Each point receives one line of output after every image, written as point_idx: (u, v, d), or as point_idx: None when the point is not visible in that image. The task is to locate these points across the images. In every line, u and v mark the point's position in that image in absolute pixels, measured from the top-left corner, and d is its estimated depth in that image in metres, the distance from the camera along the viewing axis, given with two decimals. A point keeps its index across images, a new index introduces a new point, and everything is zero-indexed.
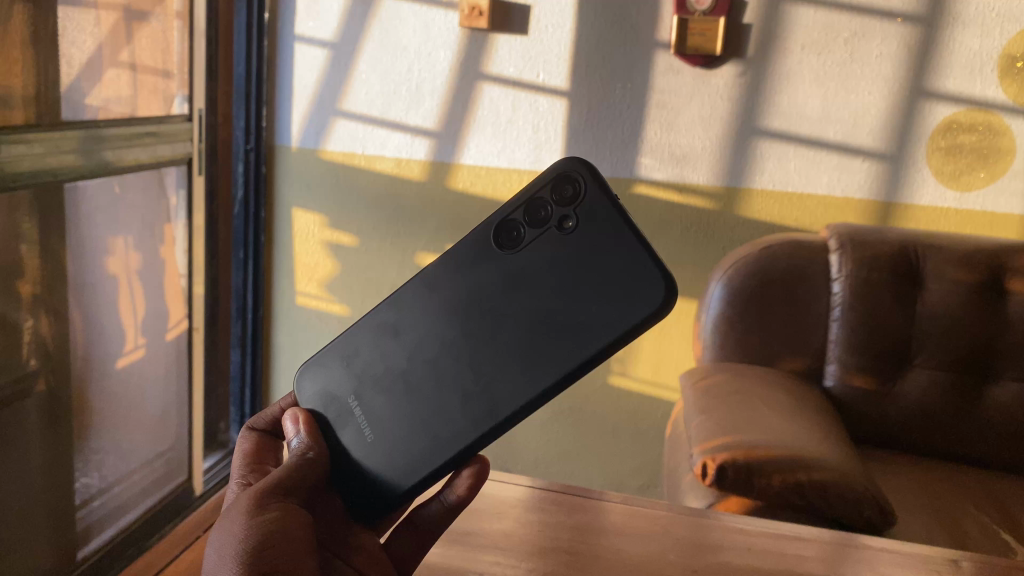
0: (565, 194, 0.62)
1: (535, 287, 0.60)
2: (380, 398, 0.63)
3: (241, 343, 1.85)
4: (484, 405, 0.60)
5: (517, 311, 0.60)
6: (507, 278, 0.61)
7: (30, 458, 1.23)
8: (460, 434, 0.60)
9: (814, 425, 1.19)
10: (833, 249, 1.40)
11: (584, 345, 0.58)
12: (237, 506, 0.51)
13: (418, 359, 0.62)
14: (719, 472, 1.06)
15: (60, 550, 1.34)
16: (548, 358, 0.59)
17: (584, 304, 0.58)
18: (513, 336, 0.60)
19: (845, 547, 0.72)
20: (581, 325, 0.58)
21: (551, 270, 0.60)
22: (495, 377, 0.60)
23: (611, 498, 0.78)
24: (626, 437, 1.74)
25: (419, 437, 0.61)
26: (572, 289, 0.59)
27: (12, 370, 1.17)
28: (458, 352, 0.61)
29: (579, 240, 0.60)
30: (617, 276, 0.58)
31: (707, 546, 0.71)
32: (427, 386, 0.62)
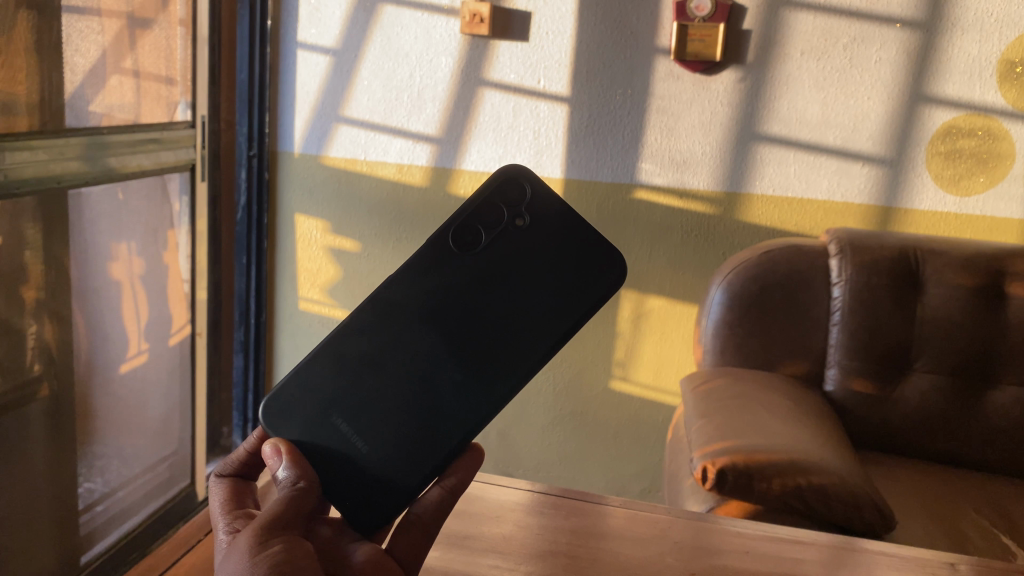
0: (511, 197, 0.65)
1: (507, 282, 0.61)
2: (365, 408, 0.59)
3: (244, 348, 1.86)
4: (479, 392, 0.59)
5: (495, 304, 0.61)
6: (477, 276, 0.62)
7: (33, 462, 1.24)
8: (459, 424, 0.59)
9: (815, 429, 1.19)
10: (833, 253, 1.41)
11: (566, 319, 0.60)
12: (236, 548, 0.47)
13: (398, 365, 0.60)
14: (719, 476, 1.07)
15: (64, 555, 1.35)
16: (533, 340, 0.60)
17: (554, 284, 0.61)
18: (497, 328, 0.61)
19: (843, 550, 0.73)
20: (560, 302, 0.61)
21: (520, 261, 0.62)
22: (485, 367, 0.60)
23: (611, 502, 0.78)
24: (628, 442, 1.75)
25: (416, 437, 0.59)
26: (543, 276, 0.62)
27: (16, 375, 1.18)
28: (440, 351, 0.60)
29: (538, 233, 0.63)
30: (579, 255, 0.62)
31: (706, 549, 0.71)
32: (414, 388, 0.60)
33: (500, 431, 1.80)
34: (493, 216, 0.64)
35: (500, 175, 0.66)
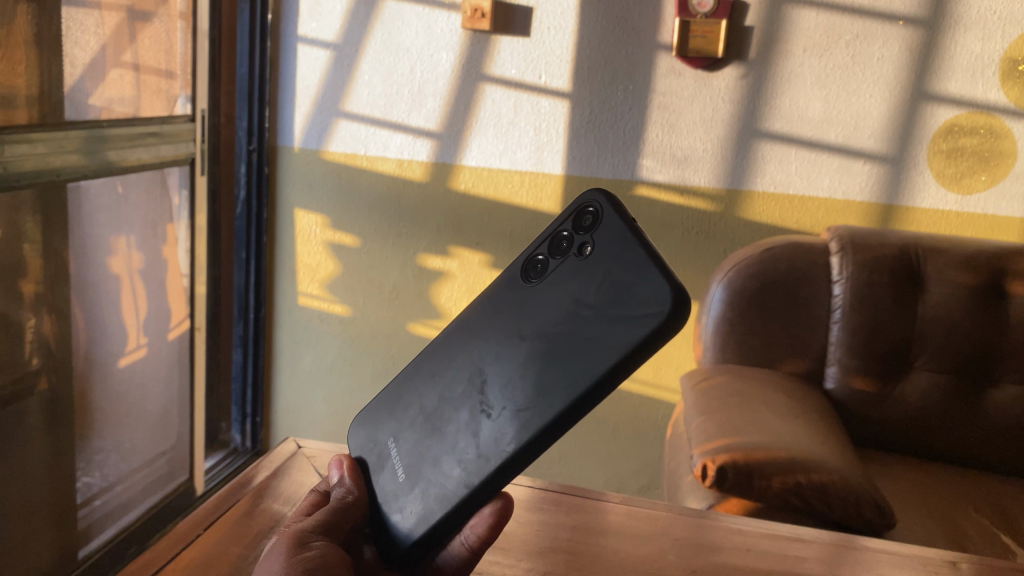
0: (584, 222, 0.57)
1: (552, 314, 0.55)
2: (413, 438, 0.60)
3: (243, 343, 1.86)
4: (496, 438, 0.54)
5: (532, 339, 0.55)
6: (529, 307, 0.57)
7: (31, 456, 1.24)
8: (473, 473, 0.54)
9: (814, 427, 1.19)
10: (833, 251, 1.41)
11: (588, 370, 0.51)
12: (275, 548, 0.49)
13: (445, 398, 0.59)
14: (719, 474, 1.06)
15: (62, 549, 1.35)
16: (559, 381, 0.52)
17: (589, 325, 0.52)
18: (527, 365, 0.55)
19: (844, 548, 0.72)
20: (591, 345, 0.51)
21: (568, 296, 0.55)
22: (507, 408, 0.54)
23: (612, 499, 0.78)
24: (627, 439, 1.75)
25: (439, 476, 0.56)
26: (583, 308, 0.53)
27: (15, 368, 1.17)
28: (477, 387, 0.57)
29: (596, 264, 0.54)
30: (625, 293, 0.51)
31: (706, 546, 0.71)
32: (449, 424, 0.58)
33: None
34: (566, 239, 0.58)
35: (587, 198, 0.58)
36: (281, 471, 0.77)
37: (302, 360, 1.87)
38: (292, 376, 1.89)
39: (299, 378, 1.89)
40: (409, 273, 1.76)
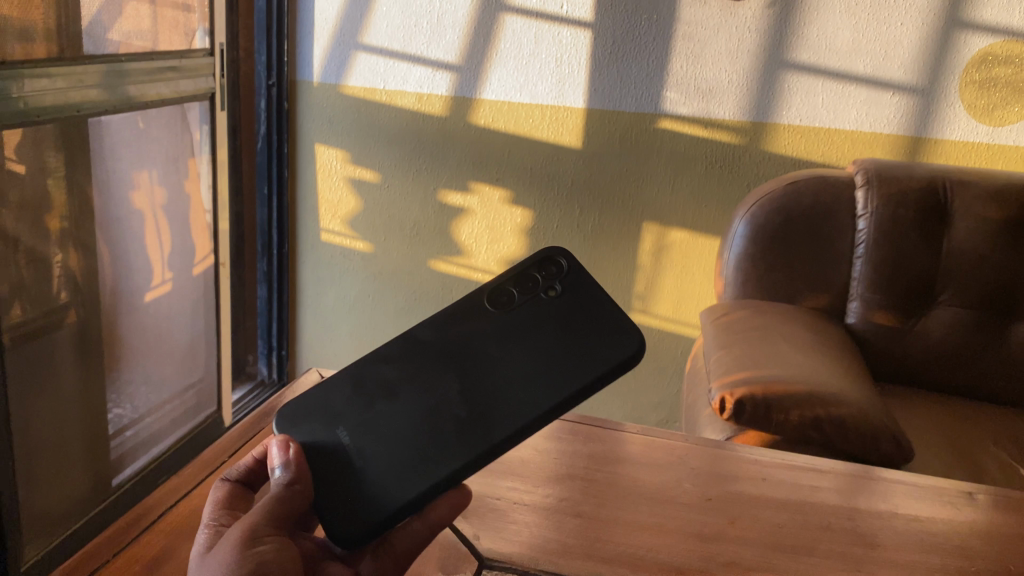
0: (550, 271, 0.64)
1: (527, 340, 0.61)
2: (371, 428, 0.58)
3: (267, 279, 1.88)
4: (482, 424, 0.57)
5: (511, 357, 0.60)
6: (499, 331, 0.62)
7: (63, 386, 1.27)
8: (455, 453, 0.55)
9: (834, 359, 1.20)
10: (860, 185, 1.38)
11: (581, 374, 0.58)
12: (223, 544, 0.44)
13: (408, 393, 0.59)
14: (737, 407, 1.07)
15: (96, 476, 1.39)
16: (544, 388, 0.58)
17: (573, 347, 0.60)
18: (510, 379, 0.59)
19: (861, 479, 0.73)
20: (573, 364, 0.59)
21: (542, 327, 0.62)
22: (493, 408, 0.57)
23: (630, 429, 0.79)
24: (647, 373, 1.76)
25: (410, 456, 0.56)
26: (560, 337, 0.61)
27: (44, 302, 1.20)
28: (447, 390, 0.59)
29: (568, 305, 0.63)
30: (599, 330, 0.61)
31: (723, 475, 0.72)
32: (417, 416, 0.58)
33: None
34: (528, 280, 0.64)
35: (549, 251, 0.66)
36: None
37: (324, 296, 1.89)
38: (315, 313, 1.92)
39: (321, 314, 1.91)
40: (430, 209, 1.76)
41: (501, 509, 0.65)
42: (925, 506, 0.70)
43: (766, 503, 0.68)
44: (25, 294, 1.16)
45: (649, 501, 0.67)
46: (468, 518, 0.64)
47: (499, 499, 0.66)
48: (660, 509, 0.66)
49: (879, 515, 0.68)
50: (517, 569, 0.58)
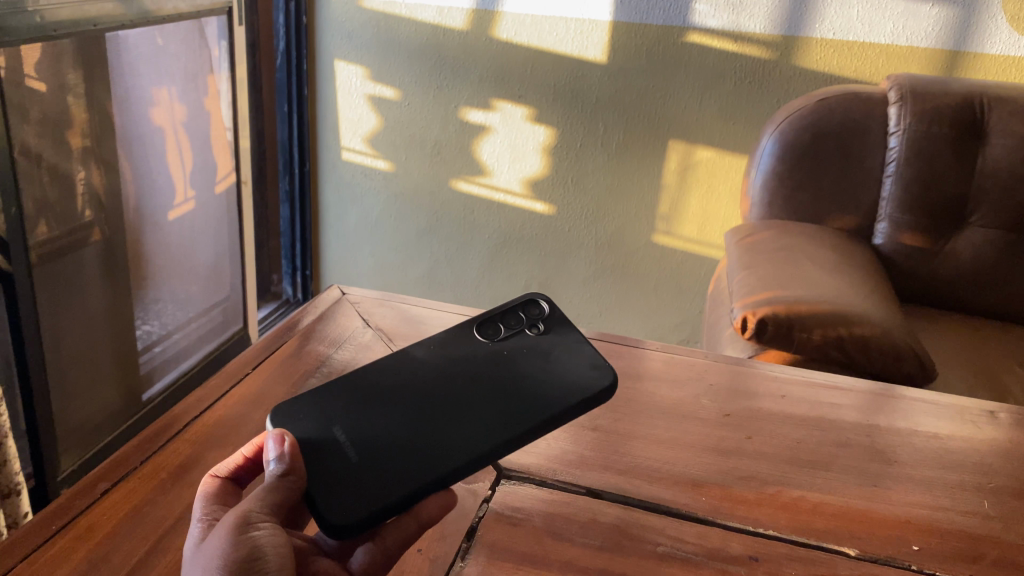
0: (533, 312, 0.67)
1: (514, 366, 0.62)
2: (367, 427, 0.55)
3: (290, 199, 1.88)
4: (482, 428, 0.55)
5: (500, 380, 0.60)
6: (488, 357, 0.63)
7: (91, 303, 1.29)
8: (456, 451, 0.53)
9: (859, 278, 1.19)
10: (892, 101, 1.34)
11: (569, 395, 0.59)
12: (215, 533, 0.41)
13: (405, 402, 0.58)
14: (758, 326, 1.07)
15: (127, 390, 1.43)
16: (534, 405, 0.58)
17: (560, 374, 0.61)
18: (501, 397, 0.58)
19: (881, 396, 0.73)
20: (558, 387, 0.60)
21: (527, 355, 0.63)
22: (488, 419, 0.56)
23: (651, 346, 0.80)
24: (669, 294, 1.76)
25: (409, 452, 0.53)
26: (545, 367, 0.62)
27: (70, 219, 1.21)
28: (441, 402, 0.58)
29: (552, 339, 0.65)
30: (579, 360, 0.62)
31: (742, 391, 0.73)
32: (414, 421, 0.56)
33: (541, 283, 1.83)
34: (513, 318, 0.67)
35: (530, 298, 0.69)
36: (326, 316, 0.83)
37: (347, 216, 1.89)
38: (338, 232, 1.92)
39: (344, 234, 1.92)
40: (451, 127, 1.73)
41: None
42: (944, 423, 0.70)
43: (783, 418, 0.69)
44: (50, 212, 1.16)
45: (667, 416, 0.68)
46: None
47: None
48: (677, 423, 0.67)
49: (898, 432, 0.68)
50: (535, 478, 0.59)
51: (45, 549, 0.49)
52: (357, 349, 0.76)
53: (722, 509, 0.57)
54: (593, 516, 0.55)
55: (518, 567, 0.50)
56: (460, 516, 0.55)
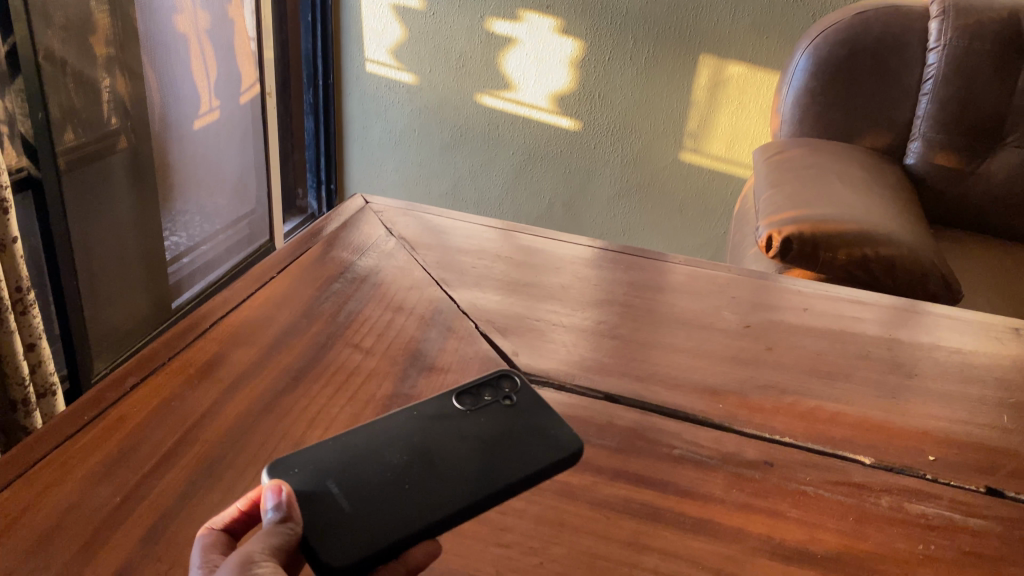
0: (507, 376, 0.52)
1: (485, 420, 0.49)
2: (351, 462, 0.44)
3: (313, 112, 1.87)
4: (476, 469, 0.45)
5: (473, 431, 0.48)
6: (454, 412, 0.49)
7: (120, 213, 1.30)
8: (452, 494, 0.43)
9: (889, 197, 1.17)
10: (934, 15, 1.30)
11: (547, 451, 0.47)
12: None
13: (382, 451, 0.45)
14: (784, 244, 1.06)
15: (156, 298, 1.45)
16: (517, 458, 0.46)
17: (542, 426, 0.49)
18: (481, 446, 0.46)
19: (905, 312, 0.73)
20: (539, 438, 0.48)
21: (496, 410, 0.49)
22: (473, 469, 0.45)
23: (675, 261, 0.80)
24: (694, 213, 1.75)
25: (400, 492, 0.42)
26: (520, 419, 0.49)
27: (97, 128, 1.21)
28: (417, 450, 0.45)
29: (526, 400, 0.50)
30: (552, 417, 0.49)
31: (765, 305, 0.73)
32: (400, 457, 0.45)
33: (565, 201, 1.82)
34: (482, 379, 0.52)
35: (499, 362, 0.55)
36: (350, 224, 0.83)
37: (372, 130, 1.88)
38: (362, 146, 1.91)
39: (368, 149, 1.91)
40: (477, 39, 1.70)
41: (541, 328, 0.67)
42: (967, 340, 0.69)
43: (805, 332, 0.69)
44: (76, 119, 1.16)
45: (688, 327, 0.68)
46: (508, 336, 0.66)
47: (540, 321, 0.68)
48: (697, 333, 0.68)
49: (920, 346, 0.68)
50: (555, 383, 0.60)
51: (75, 440, 0.51)
52: (380, 257, 0.77)
53: (739, 416, 0.58)
54: (611, 419, 0.56)
55: None
56: None
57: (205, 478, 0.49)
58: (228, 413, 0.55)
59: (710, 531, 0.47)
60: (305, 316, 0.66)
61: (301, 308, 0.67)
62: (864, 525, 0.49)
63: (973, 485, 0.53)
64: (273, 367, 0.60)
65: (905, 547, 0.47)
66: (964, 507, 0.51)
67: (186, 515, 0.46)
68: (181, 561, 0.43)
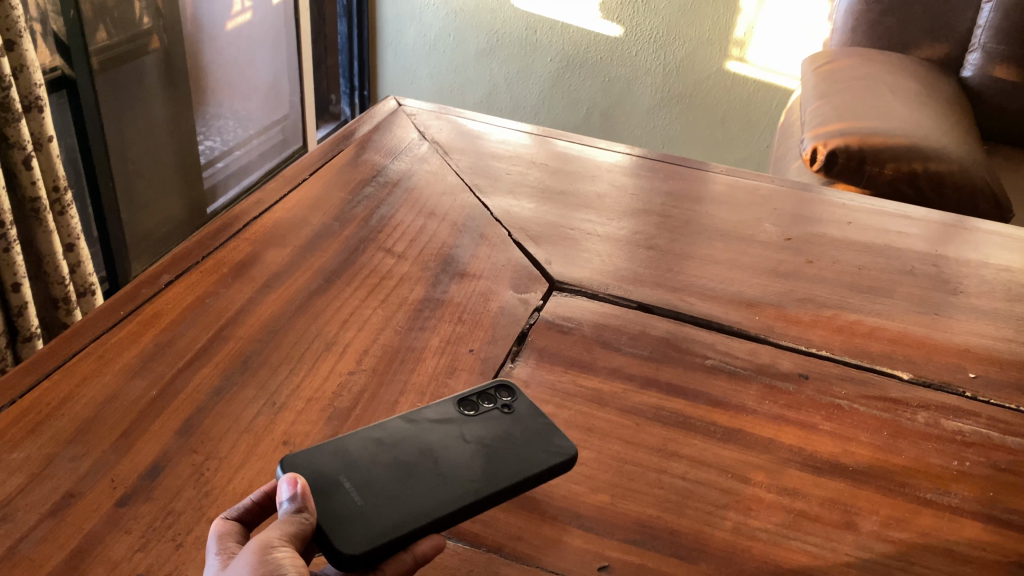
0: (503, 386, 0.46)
1: (485, 423, 0.43)
2: (349, 455, 0.39)
3: (348, 14, 1.83)
4: (478, 470, 0.40)
5: (472, 434, 0.42)
6: (453, 414, 0.44)
7: (153, 115, 1.30)
8: (452, 493, 0.38)
9: (942, 111, 1.13)
10: None
11: (542, 456, 0.42)
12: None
13: (383, 448, 0.40)
14: (829, 158, 1.03)
15: (191, 203, 1.45)
16: (518, 461, 0.41)
17: (542, 430, 0.43)
18: (484, 450, 0.41)
19: (953, 228, 0.71)
20: (537, 445, 0.42)
21: (494, 415, 0.44)
22: (472, 472, 0.40)
23: (716, 170, 0.78)
24: (736, 125, 1.71)
25: (400, 491, 0.38)
26: (519, 426, 0.43)
27: (128, 27, 1.19)
28: (417, 451, 0.41)
29: (525, 408, 0.45)
30: (550, 427, 0.44)
31: (807, 218, 0.71)
32: (402, 455, 0.40)
33: (604, 111, 1.78)
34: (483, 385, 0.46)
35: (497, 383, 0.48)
36: (383, 126, 0.82)
37: (406, 34, 1.84)
38: (396, 51, 1.87)
39: (403, 54, 1.87)
40: None
41: (575, 237, 0.66)
42: (1017, 257, 0.67)
43: (847, 247, 0.67)
44: (108, 18, 1.14)
45: (726, 239, 0.67)
46: (541, 245, 0.65)
47: (573, 229, 0.67)
48: (736, 245, 0.66)
49: (968, 264, 0.65)
50: (588, 292, 0.59)
51: (112, 334, 0.51)
52: (413, 161, 0.76)
53: (776, 328, 0.57)
54: (644, 329, 0.56)
55: (568, 371, 0.51)
56: (512, 321, 0.55)
57: (239, 374, 0.49)
58: (261, 312, 0.55)
59: (741, 441, 0.47)
60: (337, 219, 0.66)
61: (333, 211, 0.67)
62: (899, 439, 0.48)
63: (1013, 405, 0.52)
64: (306, 268, 0.59)
65: (939, 462, 0.47)
66: (1002, 426, 0.50)
67: (220, 409, 0.46)
68: (216, 452, 0.43)
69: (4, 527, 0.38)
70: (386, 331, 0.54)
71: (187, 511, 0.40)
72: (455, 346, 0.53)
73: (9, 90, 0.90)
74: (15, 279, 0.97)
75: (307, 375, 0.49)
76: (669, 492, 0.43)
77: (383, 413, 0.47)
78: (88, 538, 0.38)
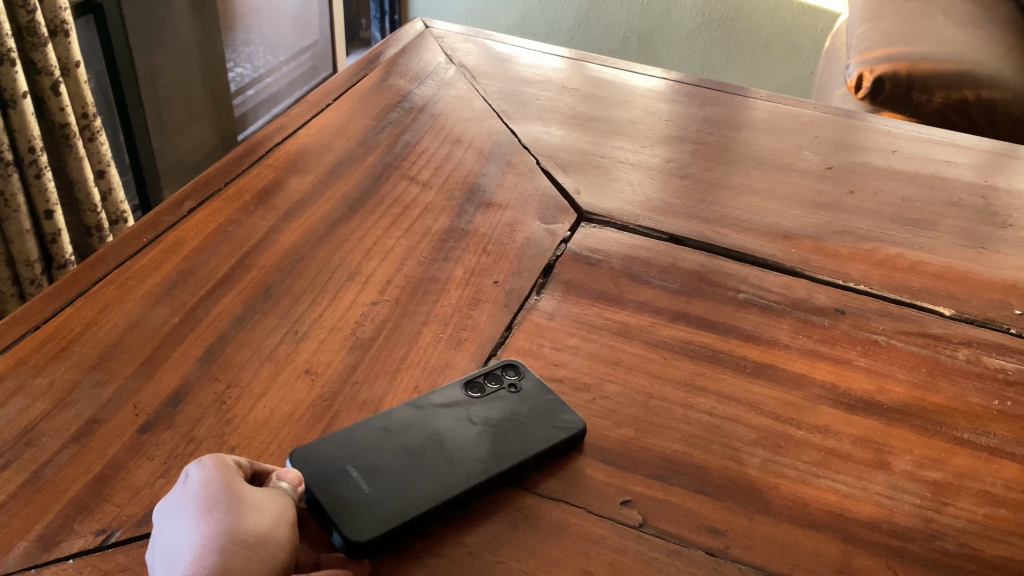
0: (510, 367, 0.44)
1: (492, 405, 0.41)
2: (354, 441, 0.38)
3: None
4: (483, 451, 0.39)
5: (478, 417, 0.41)
6: (459, 396, 0.42)
7: (184, 41, 1.26)
8: (458, 477, 0.37)
9: (999, 33, 1.07)
10: None
11: (548, 432, 0.40)
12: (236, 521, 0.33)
13: (389, 434, 0.39)
14: (875, 85, 0.98)
15: (223, 131, 1.43)
16: (524, 441, 0.40)
17: (548, 408, 0.42)
18: (490, 433, 0.40)
19: (1004, 157, 0.67)
20: (542, 423, 0.41)
21: (501, 395, 0.42)
22: (478, 455, 0.39)
23: (758, 96, 0.75)
24: (779, 51, 1.65)
25: (405, 477, 0.37)
26: (526, 406, 0.42)
27: None
28: (424, 437, 0.39)
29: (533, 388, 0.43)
30: (556, 404, 0.42)
31: (850, 146, 0.68)
32: (410, 439, 0.39)
33: (641, 36, 1.72)
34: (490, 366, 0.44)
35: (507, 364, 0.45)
36: (410, 50, 0.79)
37: None
38: None
39: None
40: None
41: (605, 166, 0.64)
42: None
43: (890, 176, 0.64)
44: None
45: (765, 167, 0.64)
46: (571, 174, 0.63)
47: (604, 156, 0.65)
48: (775, 175, 0.64)
49: (1017, 195, 0.62)
50: (617, 223, 0.57)
51: (135, 261, 0.51)
52: (439, 87, 0.74)
53: (812, 261, 0.55)
54: (675, 261, 0.54)
55: (595, 304, 0.50)
56: (538, 253, 0.54)
57: (261, 303, 0.48)
58: (284, 240, 0.54)
59: (772, 377, 0.45)
60: (361, 146, 0.64)
61: (358, 138, 0.65)
62: (937, 377, 0.46)
63: None
64: (329, 196, 0.58)
65: (979, 401, 0.45)
66: None
67: (242, 338, 0.46)
68: (237, 381, 0.43)
69: (28, 452, 0.38)
70: (409, 261, 0.53)
71: (209, 440, 0.40)
72: (480, 277, 0.51)
73: (34, 13, 0.89)
74: (48, 206, 0.98)
75: (329, 305, 0.49)
76: (695, 427, 0.42)
77: (405, 343, 0.46)
78: (111, 464, 0.38)
